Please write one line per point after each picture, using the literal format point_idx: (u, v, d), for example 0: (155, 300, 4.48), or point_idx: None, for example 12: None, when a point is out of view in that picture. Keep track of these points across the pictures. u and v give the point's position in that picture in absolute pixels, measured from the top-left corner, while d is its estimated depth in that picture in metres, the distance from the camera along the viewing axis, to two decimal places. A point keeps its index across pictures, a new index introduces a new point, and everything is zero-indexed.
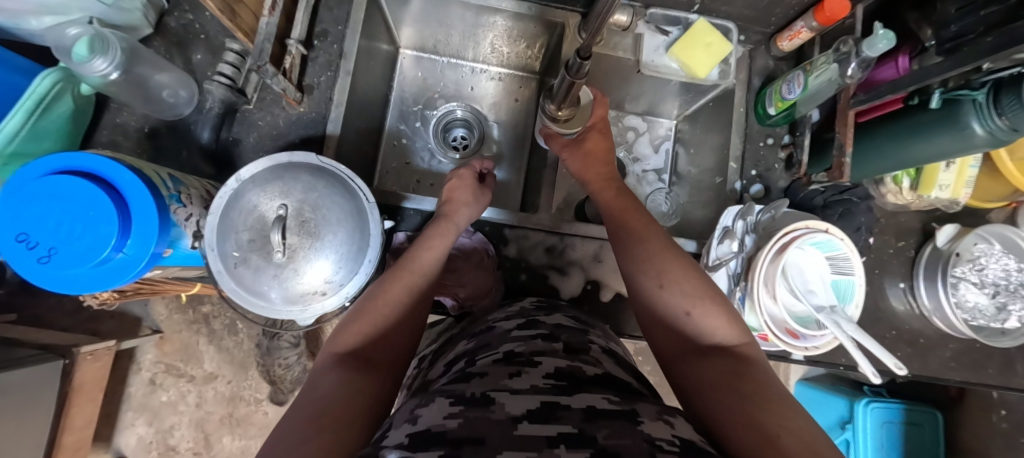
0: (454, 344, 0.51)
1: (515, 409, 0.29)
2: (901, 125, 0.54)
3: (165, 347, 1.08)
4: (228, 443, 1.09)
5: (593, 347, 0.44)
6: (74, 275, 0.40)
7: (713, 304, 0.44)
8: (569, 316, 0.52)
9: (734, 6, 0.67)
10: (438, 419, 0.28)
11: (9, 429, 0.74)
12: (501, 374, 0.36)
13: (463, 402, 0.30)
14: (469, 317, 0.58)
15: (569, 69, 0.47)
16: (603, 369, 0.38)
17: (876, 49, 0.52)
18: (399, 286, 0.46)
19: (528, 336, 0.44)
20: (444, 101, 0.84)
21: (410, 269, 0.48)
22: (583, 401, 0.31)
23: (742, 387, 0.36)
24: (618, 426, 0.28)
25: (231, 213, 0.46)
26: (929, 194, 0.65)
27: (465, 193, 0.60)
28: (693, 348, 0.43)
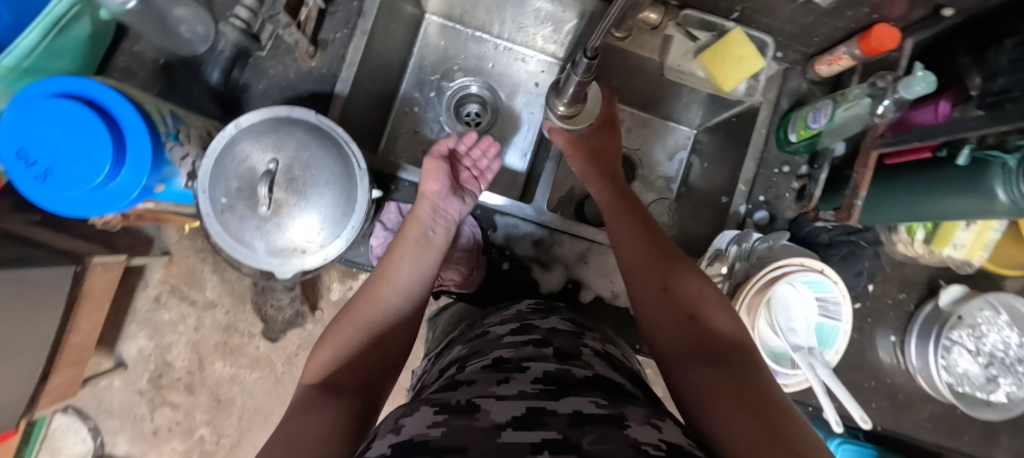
0: (451, 347, 0.52)
1: (499, 417, 0.28)
2: (926, 177, 0.51)
3: (173, 269, 1.14)
4: (219, 368, 1.15)
5: (585, 351, 0.43)
6: (70, 197, 0.42)
7: (717, 307, 0.42)
8: (565, 320, 0.52)
9: (777, 20, 0.63)
10: (421, 428, 0.26)
11: (29, 323, 0.79)
12: (490, 380, 0.36)
13: (447, 412, 0.29)
14: (470, 320, 0.58)
15: (572, 66, 0.44)
16: (593, 371, 0.38)
17: (913, 92, 0.48)
18: (365, 303, 0.46)
19: (520, 341, 0.44)
20: (462, 75, 0.82)
21: (382, 280, 0.48)
22: (570, 405, 0.30)
23: (746, 394, 0.31)
24: (603, 432, 0.26)
25: (224, 160, 0.47)
26: (940, 251, 0.62)
27: (435, 181, 0.56)
28: (699, 351, 0.38)
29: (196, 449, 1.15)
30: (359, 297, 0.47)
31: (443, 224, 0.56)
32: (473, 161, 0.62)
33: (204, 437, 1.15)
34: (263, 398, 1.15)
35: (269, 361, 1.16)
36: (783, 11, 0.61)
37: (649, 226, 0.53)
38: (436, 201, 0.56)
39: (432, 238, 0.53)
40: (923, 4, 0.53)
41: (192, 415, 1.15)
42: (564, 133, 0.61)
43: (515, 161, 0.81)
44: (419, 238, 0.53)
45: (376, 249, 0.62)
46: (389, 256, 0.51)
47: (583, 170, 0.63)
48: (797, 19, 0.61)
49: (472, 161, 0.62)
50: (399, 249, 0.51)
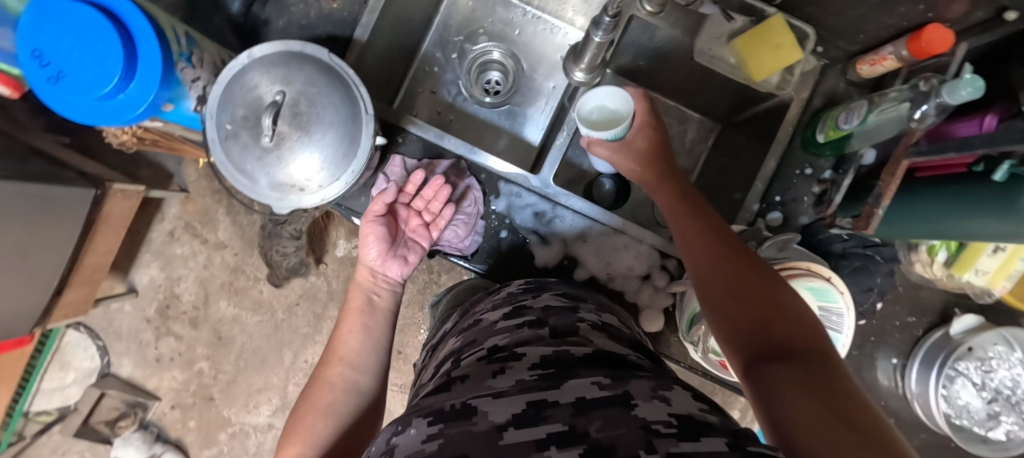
0: (447, 340, 0.52)
1: (499, 417, 0.27)
2: (956, 193, 0.48)
3: (189, 206, 1.17)
4: (223, 307, 1.18)
5: (582, 326, 0.43)
6: (80, 102, 0.43)
7: (795, 313, 0.34)
8: (558, 295, 0.51)
9: (823, 9, 0.59)
10: (416, 444, 0.26)
11: (48, 238, 0.81)
12: (485, 374, 0.35)
13: (442, 420, 0.28)
14: (462, 309, 0.58)
15: (594, 25, 0.42)
16: (593, 348, 0.38)
17: (957, 98, 0.45)
18: (321, 387, 0.45)
19: (514, 325, 0.44)
20: (486, 39, 0.80)
21: (335, 358, 0.47)
22: (572, 393, 0.29)
23: (828, 396, 0.25)
24: (612, 415, 0.26)
25: (234, 87, 0.48)
26: (961, 275, 0.60)
27: (371, 248, 0.54)
28: (765, 345, 0.32)
29: (194, 381, 1.19)
30: (313, 381, 0.46)
31: (386, 288, 0.55)
32: (424, 203, 0.58)
33: (202, 371, 1.19)
34: (262, 342, 1.19)
35: (270, 306, 1.19)
36: (830, 0, 0.57)
37: (707, 214, 0.47)
38: (374, 267, 0.55)
39: (377, 302, 0.53)
40: (985, 5, 0.49)
41: (193, 349, 1.19)
42: (605, 143, 0.57)
43: (530, 133, 0.80)
44: (363, 306, 0.52)
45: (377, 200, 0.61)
46: (339, 331, 0.50)
47: (639, 176, 0.56)
48: (843, 11, 0.58)
49: (423, 204, 0.58)
50: (347, 322, 0.50)
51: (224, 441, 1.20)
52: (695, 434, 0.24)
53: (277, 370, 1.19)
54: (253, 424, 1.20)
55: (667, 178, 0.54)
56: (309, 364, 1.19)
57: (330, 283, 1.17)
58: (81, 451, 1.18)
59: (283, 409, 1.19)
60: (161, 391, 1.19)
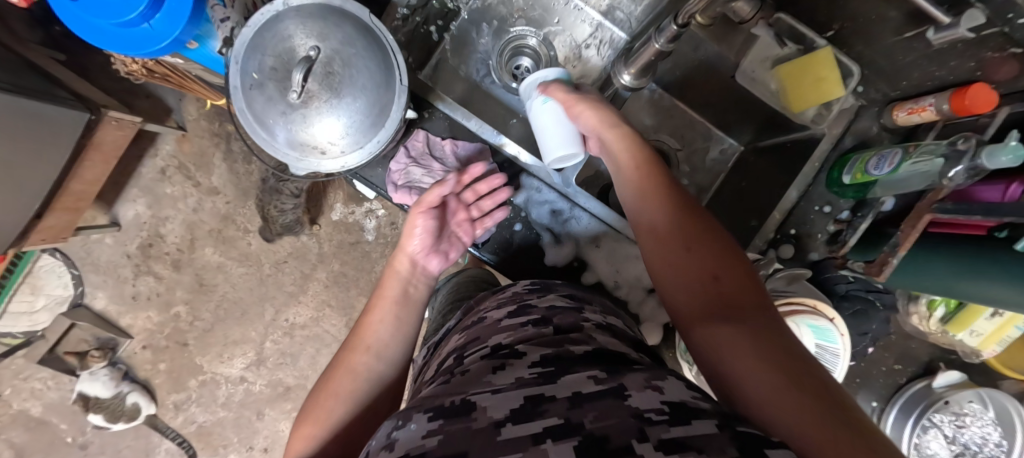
0: (449, 337, 0.51)
1: (497, 411, 0.27)
2: (975, 257, 0.48)
3: (185, 146, 1.12)
4: (208, 254, 1.15)
5: (586, 325, 0.42)
6: (103, 27, 0.43)
7: (734, 260, 0.37)
8: (563, 296, 0.50)
9: (872, 49, 0.59)
10: (417, 440, 0.25)
11: (29, 157, 0.76)
12: (485, 369, 0.35)
13: (442, 416, 0.27)
14: (467, 308, 0.57)
15: (657, 29, 0.41)
16: (594, 346, 0.37)
17: (997, 163, 0.45)
18: (342, 370, 0.44)
19: (518, 324, 0.43)
20: (522, 23, 0.77)
21: (359, 347, 0.46)
22: (569, 387, 0.28)
23: (797, 375, 0.27)
24: (606, 405, 0.25)
25: (265, 33, 0.45)
26: (955, 333, 0.61)
27: (415, 240, 0.53)
28: (720, 299, 0.35)
29: (170, 325, 1.17)
30: (336, 365, 0.45)
31: (423, 279, 0.54)
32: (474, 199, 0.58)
33: (179, 315, 1.17)
34: (244, 294, 1.16)
35: (258, 259, 1.16)
36: (883, 42, 0.57)
37: (660, 166, 0.46)
38: (416, 258, 0.54)
39: (412, 293, 0.52)
40: None
41: (172, 291, 1.16)
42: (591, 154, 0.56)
43: None
44: (398, 297, 0.51)
45: (394, 174, 0.59)
46: (368, 317, 0.49)
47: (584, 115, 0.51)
48: (893, 55, 0.57)
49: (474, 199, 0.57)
50: (376, 311, 0.49)
51: (193, 388, 1.18)
52: (686, 418, 0.24)
53: (256, 325, 1.17)
54: (225, 375, 1.18)
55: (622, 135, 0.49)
56: (290, 323, 1.18)
57: (321, 245, 1.15)
58: (44, 378, 1.15)
59: (257, 365, 1.18)
60: (134, 330, 1.16)
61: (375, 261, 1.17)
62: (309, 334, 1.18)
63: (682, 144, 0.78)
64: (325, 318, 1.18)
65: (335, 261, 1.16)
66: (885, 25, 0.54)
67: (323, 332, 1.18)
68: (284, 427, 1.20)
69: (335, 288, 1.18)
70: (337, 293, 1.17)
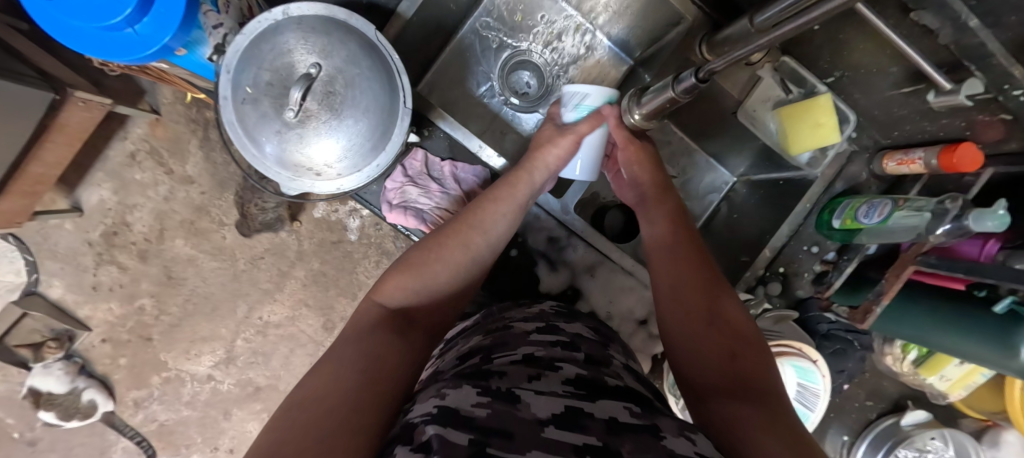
0: (468, 336, 0.48)
1: (541, 412, 0.28)
2: (953, 311, 0.50)
3: (157, 131, 1.01)
4: (179, 246, 1.04)
5: (615, 363, 0.42)
6: (83, 28, 0.41)
7: (757, 349, 0.39)
8: (590, 328, 0.50)
9: (869, 99, 0.60)
10: (466, 404, 0.28)
11: None
12: (520, 375, 0.34)
13: (489, 395, 0.30)
14: (486, 312, 0.55)
15: (673, 76, 0.41)
16: (625, 383, 0.36)
17: (982, 227, 0.46)
18: (455, 243, 0.47)
19: (548, 342, 0.42)
20: (526, 38, 0.74)
21: (469, 226, 0.49)
22: (606, 410, 0.30)
23: (793, 448, 0.28)
24: (642, 441, 0.26)
25: (262, 45, 0.42)
26: (926, 376, 0.62)
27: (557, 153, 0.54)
28: (733, 377, 0.37)
29: (132, 318, 1.05)
30: (451, 235, 0.47)
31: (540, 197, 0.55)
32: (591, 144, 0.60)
33: (144, 308, 1.05)
34: (215, 289, 1.05)
35: (233, 254, 1.06)
36: (879, 94, 0.58)
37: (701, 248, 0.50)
38: (550, 173, 0.54)
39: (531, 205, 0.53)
40: None
41: (137, 283, 1.05)
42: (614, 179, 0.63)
43: None
44: (520, 202, 0.52)
45: (390, 193, 0.58)
46: (492, 204, 0.51)
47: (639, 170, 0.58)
48: (890, 108, 0.59)
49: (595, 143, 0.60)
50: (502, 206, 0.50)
51: (156, 385, 1.08)
52: None
53: (227, 321, 1.07)
54: (191, 372, 1.08)
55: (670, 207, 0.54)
56: (263, 322, 1.08)
57: (301, 242, 1.05)
58: None
59: (226, 363, 1.09)
60: (93, 322, 1.05)
61: (357, 262, 1.07)
62: (283, 333, 1.08)
63: (677, 171, 0.77)
64: (301, 317, 1.08)
65: (315, 260, 1.06)
66: (886, 78, 0.55)
67: (298, 331, 1.09)
68: (252, 427, 1.12)
69: (314, 287, 1.08)
70: (316, 292, 1.08)
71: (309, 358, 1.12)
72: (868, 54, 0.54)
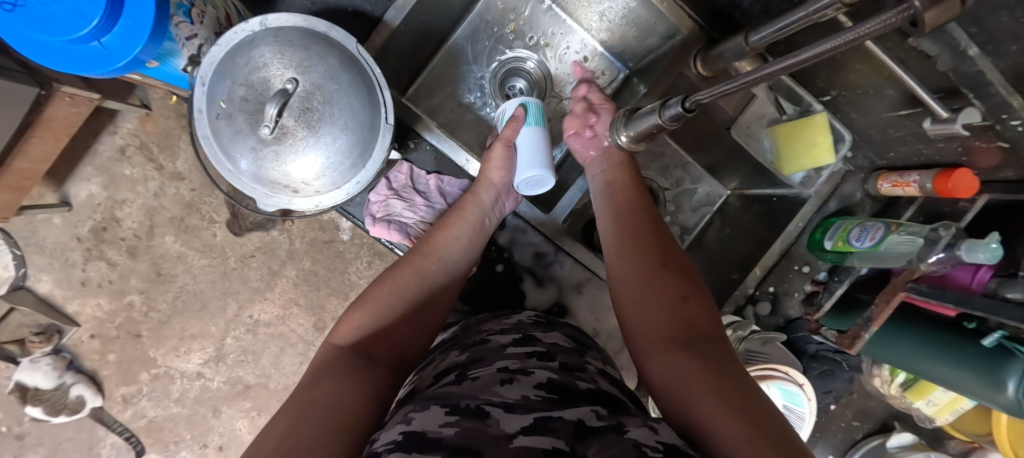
0: (445, 352, 0.46)
1: (510, 425, 0.27)
2: (944, 339, 0.49)
3: (148, 126, 0.95)
4: (168, 243, 0.98)
5: (590, 367, 0.40)
6: (57, 44, 0.44)
7: (700, 292, 0.41)
8: (567, 336, 0.48)
9: (865, 119, 0.59)
10: (435, 425, 0.27)
11: None
12: (493, 380, 0.34)
13: (459, 412, 0.29)
14: (462, 326, 0.53)
15: (661, 103, 0.40)
16: (597, 385, 0.35)
17: (973, 257, 0.45)
18: (410, 270, 0.48)
19: (523, 353, 0.40)
20: (519, 44, 0.73)
21: (425, 253, 0.49)
22: (574, 413, 0.29)
23: (730, 388, 0.31)
24: (606, 440, 0.25)
25: (237, 58, 0.41)
26: (913, 400, 0.61)
27: (503, 169, 0.54)
28: (682, 326, 0.38)
29: (122, 314, 0.99)
30: (405, 265, 0.48)
31: (497, 215, 0.56)
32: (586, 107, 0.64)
33: (133, 305, 0.99)
34: (206, 287, 1.00)
35: (223, 252, 0.99)
36: (875, 115, 0.57)
37: (649, 206, 0.52)
38: (500, 192, 0.56)
39: (487, 226, 0.55)
40: None
41: (126, 279, 0.98)
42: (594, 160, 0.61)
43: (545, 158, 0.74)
44: (476, 223, 0.54)
45: (373, 206, 0.57)
46: (444, 230, 0.52)
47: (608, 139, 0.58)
48: (886, 129, 0.57)
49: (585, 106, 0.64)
50: (456, 229, 0.52)
51: (145, 382, 1.02)
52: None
53: (217, 319, 1.01)
54: (180, 370, 1.02)
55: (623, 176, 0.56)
56: (253, 320, 1.02)
57: (292, 242, 0.99)
58: None
59: (216, 361, 1.02)
60: (83, 318, 0.98)
61: (348, 262, 1.01)
62: (273, 332, 1.02)
63: (670, 183, 0.75)
64: (292, 317, 1.02)
65: (306, 259, 1.00)
66: (883, 99, 0.54)
67: (289, 331, 1.03)
68: (242, 426, 1.05)
69: (305, 287, 1.02)
70: (308, 292, 1.01)
71: (301, 358, 1.06)
72: (866, 75, 0.52)
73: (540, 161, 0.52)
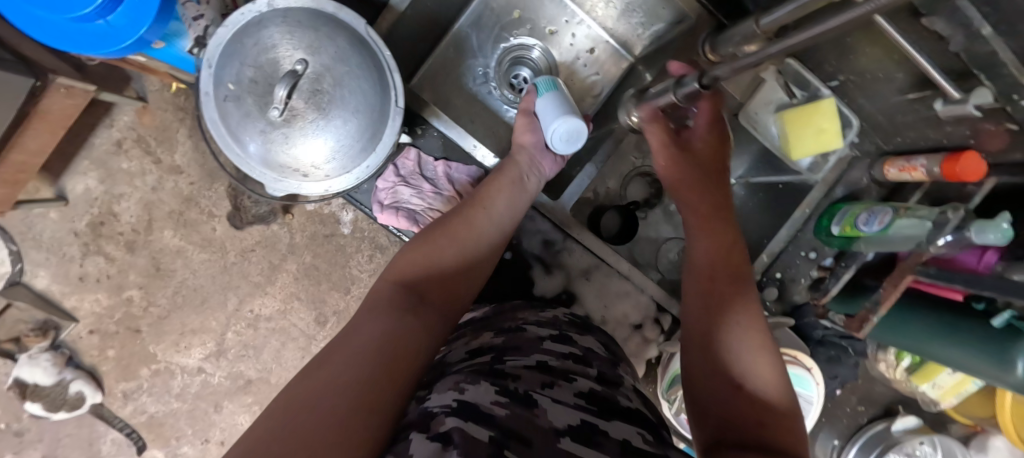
0: (478, 332, 0.46)
1: (558, 421, 0.28)
2: (951, 322, 0.49)
3: (145, 119, 0.94)
4: (167, 237, 0.97)
5: (625, 383, 0.40)
6: (68, 26, 0.46)
7: (787, 419, 0.37)
8: (601, 344, 0.48)
9: (872, 104, 0.59)
10: (486, 400, 0.28)
11: None
12: (535, 381, 0.33)
13: (508, 395, 0.29)
14: (497, 308, 0.53)
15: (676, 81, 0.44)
16: (635, 405, 0.35)
17: (983, 239, 0.45)
18: (461, 220, 0.47)
19: (560, 353, 0.40)
20: (525, 32, 0.72)
21: (479, 204, 0.50)
22: (620, 431, 0.29)
23: None
24: None
25: (244, 39, 0.40)
26: (918, 384, 0.63)
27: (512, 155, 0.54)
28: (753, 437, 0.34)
29: (121, 310, 0.98)
30: (456, 216, 0.48)
31: (537, 176, 0.55)
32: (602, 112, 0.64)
33: (132, 300, 0.98)
34: (205, 282, 0.99)
35: (223, 246, 0.98)
36: (884, 100, 0.57)
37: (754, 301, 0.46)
38: (534, 154, 0.55)
39: (528, 185, 0.54)
40: None
41: (125, 274, 0.97)
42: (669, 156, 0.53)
43: None
44: (515, 180, 0.53)
45: (381, 193, 0.57)
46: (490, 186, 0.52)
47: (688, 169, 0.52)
48: (894, 114, 0.58)
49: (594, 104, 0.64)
50: (498, 185, 0.51)
51: (145, 377, 1.01)
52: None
53: (217, 314, 1.00)
54: (181, 365, 1.01)
55: (722, 249, 0.49)
56: (254, 315, 1.01)
57: (293, 236, 0.98)
58: None
59: (217, 356, 1.02)
60: (81, 314, 0.97)
61: (350, 256, 1.00)
62: (275, 327, 1.02)
63: None
64: (293, 311, 1.01)
65: (307, 253, 0.99)
66: (891, 84, 0.54)
67: (291, 326, 1.02)
68: (243, 421, 1.04)
69: (306, 281, 1.01)
70: (308, 287, 1.01)
71: (302, 353, 1.05)
72: (875, 60, 0.52)
73: (558, 105, 0.53)
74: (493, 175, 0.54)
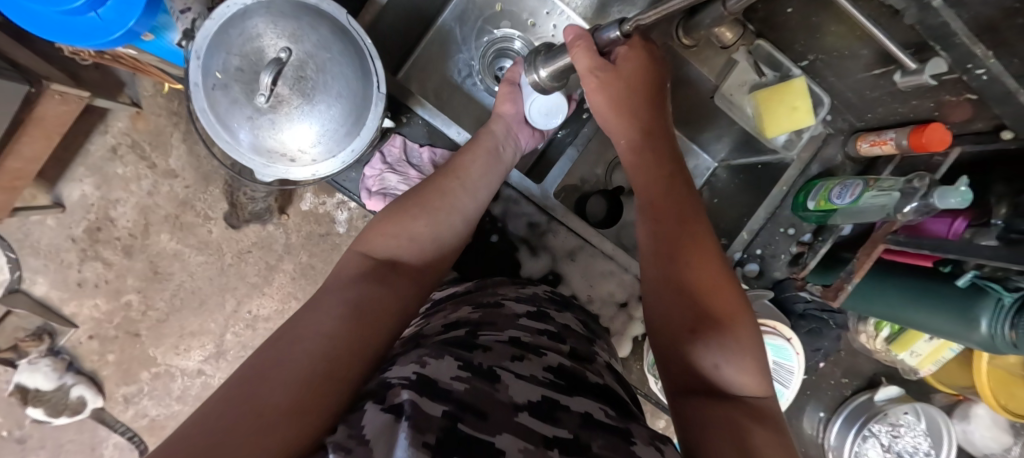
0: (456, 306, 0.47)
1: (518, 396, 0.29)
2: (923, 289, 0.51)
3: (139, 124, 0.95)
4: (164, 241, 0.98)
5: (598, 360, 0.42)
6: (59, 19, 0.48)
7: (750, 359, 0.38)
8: (579, 321, 0.51)
9: (843, 82, 0.61)
10: (447, 376, 0.28)
11: None
12: (503, 354, 0.34)
13: (471, 371, 0.30)
14: (479, 283, 0.55)
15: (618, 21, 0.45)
16: (604, 381, 0.37)
17: (946, 203, 0.47)
18: (435, 189, 0.50)
19: (536, 329, 0.42)
20: (507, 25, 0.74)
21: (456, 174, 0.52)
22: (581, 405, 0.30)
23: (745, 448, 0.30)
24: (611, 439, 0.27)
25: (230, 29, 0.42)
26: (897, 353, 0.65)
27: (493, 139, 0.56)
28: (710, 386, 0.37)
29: (120, 314, 0.99)
30: (431, 185, 0.50)
31: (511, 146, 0.58)
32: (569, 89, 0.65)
33: (130, 304, 0.99)
34: (203, 284, 1.00)
35: (219, 248, 1.00)
36: (852, 76, 0.59)
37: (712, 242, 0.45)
38: (512, 124, 0.59)
39: (502, 154, 0.57)
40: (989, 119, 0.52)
41: (123, 279, 0.98)
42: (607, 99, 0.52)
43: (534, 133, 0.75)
44: (491, 147, 0.56)
45: (369, 180, 0.58)
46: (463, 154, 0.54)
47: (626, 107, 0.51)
48: (862, 90, 0.60)
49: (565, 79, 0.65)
50: (473, 154, 0.54)
51: (146, 380, 1.02)
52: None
53: (216, 316, 1.01)
54: (181, 367, 1.02)
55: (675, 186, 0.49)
56: (253, 316, 1.02)
57: (289, 236, 1.00)
58: None
59: (217, 358, 1.03)
60: (80, 319, 0.98)
61: None
62: (273, 327, 1.03)
63: None
64: (291, 310, 1.03)
65: (303, 253, 1.00)
66: (858, 60, 0.56)
67: None
68: None
69: (303, 281, 1.02)
70: (305, 286, 1.02)
71: None
72: (841, 37, 0.54)
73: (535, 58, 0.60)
74: (468, 146, 0.57)
